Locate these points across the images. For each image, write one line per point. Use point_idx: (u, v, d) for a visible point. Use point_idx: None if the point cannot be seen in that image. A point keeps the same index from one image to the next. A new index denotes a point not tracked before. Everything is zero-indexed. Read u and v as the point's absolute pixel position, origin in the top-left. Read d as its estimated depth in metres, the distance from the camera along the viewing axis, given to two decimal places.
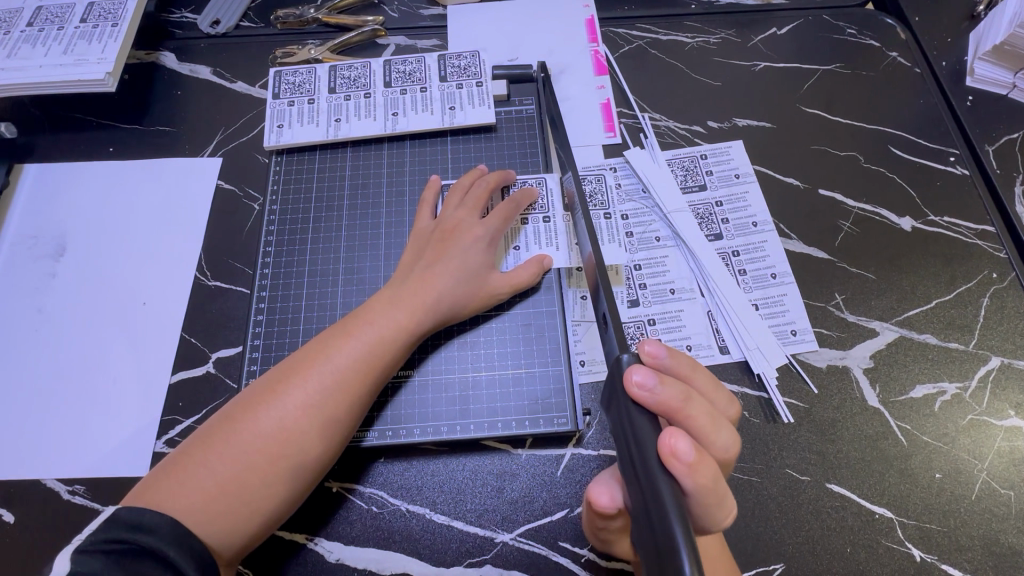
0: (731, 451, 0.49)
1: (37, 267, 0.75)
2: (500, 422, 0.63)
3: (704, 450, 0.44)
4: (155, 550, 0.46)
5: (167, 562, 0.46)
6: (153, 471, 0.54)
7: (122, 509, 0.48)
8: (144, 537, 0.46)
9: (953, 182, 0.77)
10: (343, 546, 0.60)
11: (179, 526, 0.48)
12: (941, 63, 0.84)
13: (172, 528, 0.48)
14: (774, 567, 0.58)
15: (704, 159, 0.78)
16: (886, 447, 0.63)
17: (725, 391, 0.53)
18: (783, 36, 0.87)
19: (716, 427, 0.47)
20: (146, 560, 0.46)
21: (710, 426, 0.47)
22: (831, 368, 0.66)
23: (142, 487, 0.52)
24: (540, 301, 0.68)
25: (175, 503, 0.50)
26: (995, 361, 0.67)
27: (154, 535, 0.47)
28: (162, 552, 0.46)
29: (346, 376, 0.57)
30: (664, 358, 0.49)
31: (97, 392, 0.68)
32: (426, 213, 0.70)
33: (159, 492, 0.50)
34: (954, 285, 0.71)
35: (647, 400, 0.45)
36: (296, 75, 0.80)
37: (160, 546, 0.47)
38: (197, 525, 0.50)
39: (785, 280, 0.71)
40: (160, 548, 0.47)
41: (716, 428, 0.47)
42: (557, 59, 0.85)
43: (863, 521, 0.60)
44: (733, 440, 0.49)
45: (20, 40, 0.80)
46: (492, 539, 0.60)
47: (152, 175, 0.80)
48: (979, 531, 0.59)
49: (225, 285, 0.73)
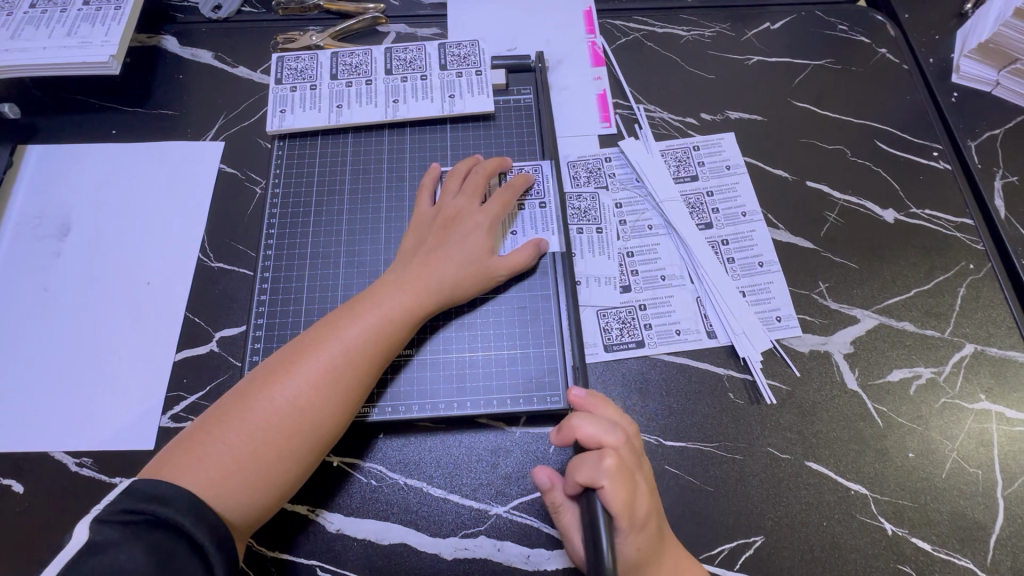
0: (624, 446, 0.56)
1: (42, 246, 0.76)
2: (495, 400, 0.65)
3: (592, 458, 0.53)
4: (170, 520, 0.48)
5: (182, 532, 0.48)
6: (166, 447, 0.56)
7: (138, 481, 0.50)
8: (159, 508, 0.48)
9: (936, 175, 0.79)
10: (344, 517, 0.62)
11: (194, 498, 0.50)
12: (928, 60, 0.87)
13: (187, 500, 0.50)
14: (754, 540, 0.61)
15: (696, 151, 0.80)
16: (863, 427, 0.66)
17: (615, 409, 0.61)
18: (776, 30, 0.89)
19: (601, 436, 0.55)
20: (162, 530, 0.48)
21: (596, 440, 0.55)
22: (813, 352, 0.69)
23: (158, 462, 0.54)
24: (535, 285, 0.70)
25: (192, 477, 0.52)
26: (969, 348, 0.70)
27: (171, 507, 0.49)
28: (176, 522, 0.48)
29: (355, 356, 0.59)
30: (580, 391, 0.60)
31: (103, 368, 0.70)
32: (423, 198, 0.71)
33: (176, 467, 0.53)
34: (932, 274, 0.74)
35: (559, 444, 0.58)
36: (298, 60, 0.81)
37: (176, 517, 0.48)
38: (214, 497, 0.52)
39: (771, 267, 0.74)
40: (175, 518, 0.48)
41: (599, 435, 0.56)
42: (555, 49, 0.87)
43: (839, 496, 0.63)
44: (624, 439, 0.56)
45: (24, 21, 0.81)
46: (486, 512, 0.62)
47: (156, 157, 0.81)
48: (947, 506, 0.63)
49: (227, 266, 0.75)
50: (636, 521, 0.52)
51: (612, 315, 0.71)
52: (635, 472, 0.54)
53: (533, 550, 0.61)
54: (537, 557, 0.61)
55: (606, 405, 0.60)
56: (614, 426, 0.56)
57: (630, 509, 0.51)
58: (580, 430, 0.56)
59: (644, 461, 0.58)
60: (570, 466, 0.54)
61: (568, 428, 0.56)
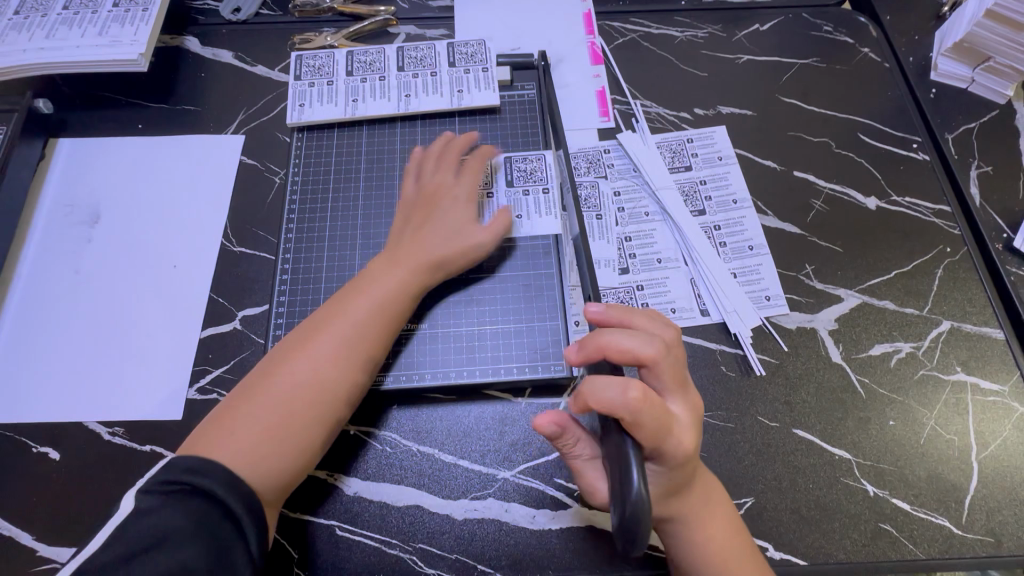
0: (662, 360, 0.54)
1: (74, 232, 0.81)
2: (502, 371, 0.70)
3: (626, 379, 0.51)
4: (209, 491, 0.52)
5: (219, 502, 0.52)
6: (195, 429, 0.59)
7: (177, 458, 0.53)
8: (197, 478, 0.52)
9: (915, 165, 0.84)
10: (361, 481, 0.66)
11: (230, 471, 0.54)
12: (908, 58, 0.92)
13: (224, 473, 0.54)
14: (745, 501, 0.65)
15: (690, 143, 0.85)
16: (847, 398, 0.70)
17: (659, 321, 0.59)
18: (765, 31, 0.94)
19: (637, 350, 0.54)
20: (200, 499, 0.52)
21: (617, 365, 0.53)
22: (800, 328, 0.74)
23: (190, 442, 0.57)
24: (538, 265, 0.75)
25: (226, 452, 0.56)
26: (946, 324, 0.74)
27: (210, 479, 0.53)
28: (215, 493, 0.52)
29: (363, 327, 0.64)
30: (599, 309, 0.59)
31: (132, 345, 0.74)
32: (408, 180, 0.75)
33: (209, 444, 0.56)
34: (912, 256, 0.78)
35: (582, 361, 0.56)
36: (315, 59, 0.86)
37: (213, 489, 0.52)
38: (249, 469, 0.56)
39: (760, 250, 0.78)
40: (212, 489, 0.52)
41: (634, 349, 0.54)
42: (556, 49, 0.92)
43: (824, 460, 0.67)
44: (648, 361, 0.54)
45: (57, 22, 0.86)
46: (494, 476, 0.67)
47: (181, 149, 0.86)
48: (925, 469, 0.67)
49: (249, 250, 0.80)
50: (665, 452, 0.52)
51: (611, 295, 0.76)
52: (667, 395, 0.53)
53: (539, 511, 0.65)
54: (542, 517, 0.65)
55: (636, 317, 0.59)
56: (653, 340, 0.55)
57: (660, 435, 0.51)
58: (612, 347, 0.54)
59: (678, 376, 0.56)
60: (588, 387, 0.51)
61: (599, 347, 0.54)
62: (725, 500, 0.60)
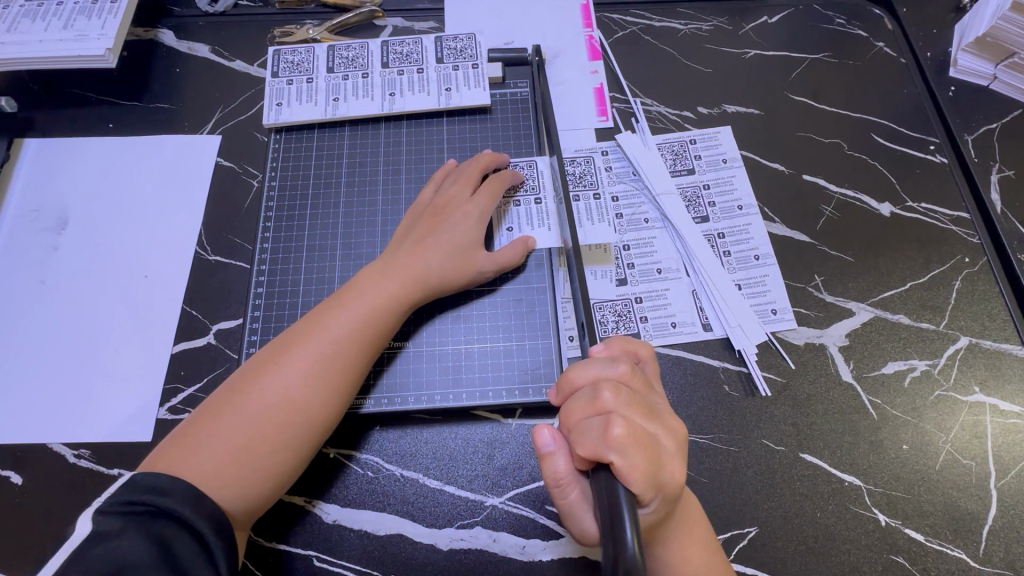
0: (631, 388, 0.51)
1: (39, 240, 0.76)
2: (491, 393, 0.66)
3: (601, 417, 0.48)
4: (172, 510, 0.49)
5: (184, 522, 0.48)
6: (162, 442, 0.56)
7: (137, 474, 0.50)
8: (161, 499, 0.49)
9: (932, 168, 0.79)
10: (340, 508, 0.63)
11: (193, 488, 0.51)
12: (926, 54, 0.86)
13: (186, 491, 0.50)
14: (748, 531, 0.61)
15: (693, 144, 0.80)
16: (858, 420, 0.66)
17: (631, 348, 0.57)
18: (774, 24, 0.89)
19: (603, 380, 0.51)
20: (163, 520, 0.48)
21: (587, 403, 0.49)
22: (808, 345, 0.69)
23: (154, 456, 0.54)
24: (530, 277, 0.70)
25: (188, 469, 0.52)
26: (964, 340, 0.70)
27: (171, 498, 0.49)
28: (179, 512, 0.49)
29: (342, 344, 0.59)
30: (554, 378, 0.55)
31: (99, 361, 0.70)
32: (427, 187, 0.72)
33: (173, 460, 0.53)
34: (928, 268, 0.74)
35: (558, 399, 0.54)
36: (295, 54, 0.81)
37: (176, 508, 0.49)
38: (212, 489, 0.52)
39: (767, 260, 0.74)
40: (174, 508, 0.49)
41: (599, 378, 0.51)
42: (551, 44, 0.87)
43: (832, 487, 0.63)
44: (619, 390, 0.49)
45: (20, 14, 0.80)
46: (481, 503, 0.63)
47: (153, 150, 0.81)
48: (940, 496, 0.63)
49: (225, 259, 0.75)
50: (661, 491, 0.46)
51: (607, 308, 0.71)
52: (654, 428, 0.49)
53: (529, 541, 0.61)
54: (532, 548, 0.61)
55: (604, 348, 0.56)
56: (617, 370, 0.52)
57: (652, 475, 0.45)
58: (578, 383, 0.52)
59: (656, 404, 0.51)
60: (573, 434, 0.48)
61: (567, 384, 0.52)
62: (702, 520, 0.55)
